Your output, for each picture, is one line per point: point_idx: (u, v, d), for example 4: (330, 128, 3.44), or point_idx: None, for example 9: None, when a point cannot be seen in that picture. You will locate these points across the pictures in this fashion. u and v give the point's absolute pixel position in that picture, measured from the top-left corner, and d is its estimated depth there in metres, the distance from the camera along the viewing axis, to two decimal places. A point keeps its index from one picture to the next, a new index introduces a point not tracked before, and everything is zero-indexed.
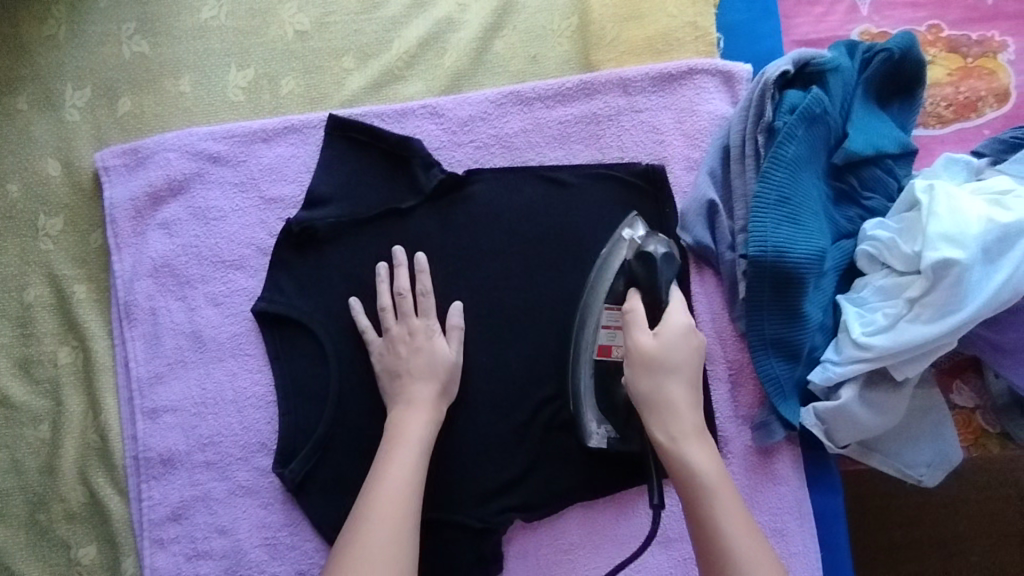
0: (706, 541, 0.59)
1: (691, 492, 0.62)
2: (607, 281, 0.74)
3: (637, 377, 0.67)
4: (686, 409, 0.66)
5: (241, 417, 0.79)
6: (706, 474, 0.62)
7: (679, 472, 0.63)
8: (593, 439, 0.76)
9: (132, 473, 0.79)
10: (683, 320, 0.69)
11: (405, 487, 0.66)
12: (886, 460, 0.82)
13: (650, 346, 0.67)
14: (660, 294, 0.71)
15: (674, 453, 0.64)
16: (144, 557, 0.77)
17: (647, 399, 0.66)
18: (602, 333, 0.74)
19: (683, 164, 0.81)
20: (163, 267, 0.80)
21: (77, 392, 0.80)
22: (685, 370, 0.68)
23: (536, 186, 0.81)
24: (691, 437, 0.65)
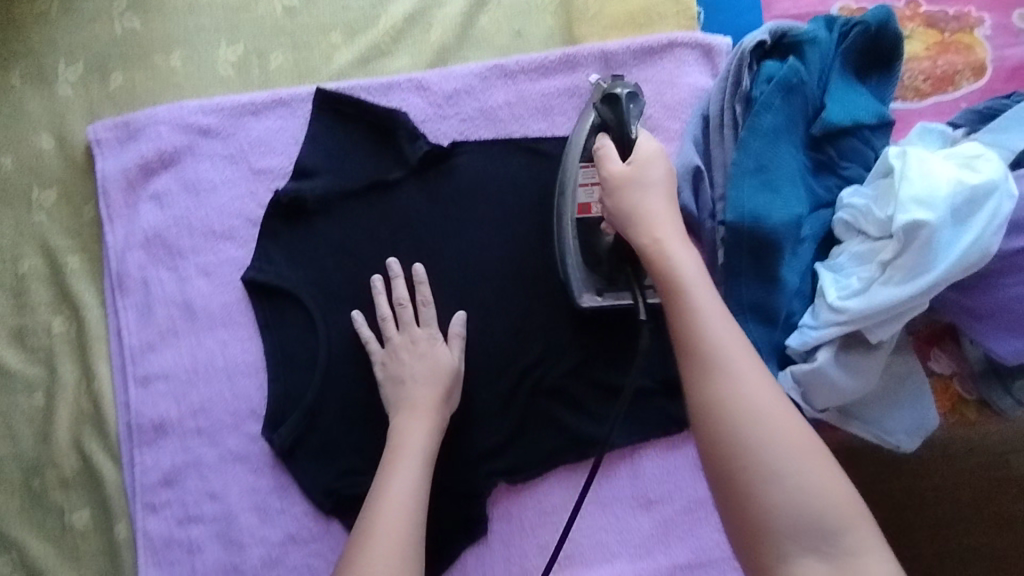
0: (687, 336, 0.56)
1: (667, 281, 0.59)
2: (580, 136, 0.75)
3: (614, 198, 0.65)
4: (666, 215, 0.63)
5: (232, 384, 0.81)
6: (685, 269, 0.59)
7: (659, 269, 0.60)
8: (584, 298, 0.76)
9: (124, 440, 0.80)
10: (654, 146, 0.67)
11: (410, 500, 0.65)
12: (863, 426, 0.84)
13: (625, 172, 0.66)
14: (630, 132, 0.70)
15: (655, 252, 0.61)
16: (136, 521, 0.79)
17: (625, 212, 0.64)
18: (580, 192, 0.75)
19: (664, 136, 0.83)
20: (154, 238, 0.82)
21: (70, 361, 0.81)
22: (659, 184, 0.65)
23: (520, 157, 0.83)
24: (674, 238, 0.62)
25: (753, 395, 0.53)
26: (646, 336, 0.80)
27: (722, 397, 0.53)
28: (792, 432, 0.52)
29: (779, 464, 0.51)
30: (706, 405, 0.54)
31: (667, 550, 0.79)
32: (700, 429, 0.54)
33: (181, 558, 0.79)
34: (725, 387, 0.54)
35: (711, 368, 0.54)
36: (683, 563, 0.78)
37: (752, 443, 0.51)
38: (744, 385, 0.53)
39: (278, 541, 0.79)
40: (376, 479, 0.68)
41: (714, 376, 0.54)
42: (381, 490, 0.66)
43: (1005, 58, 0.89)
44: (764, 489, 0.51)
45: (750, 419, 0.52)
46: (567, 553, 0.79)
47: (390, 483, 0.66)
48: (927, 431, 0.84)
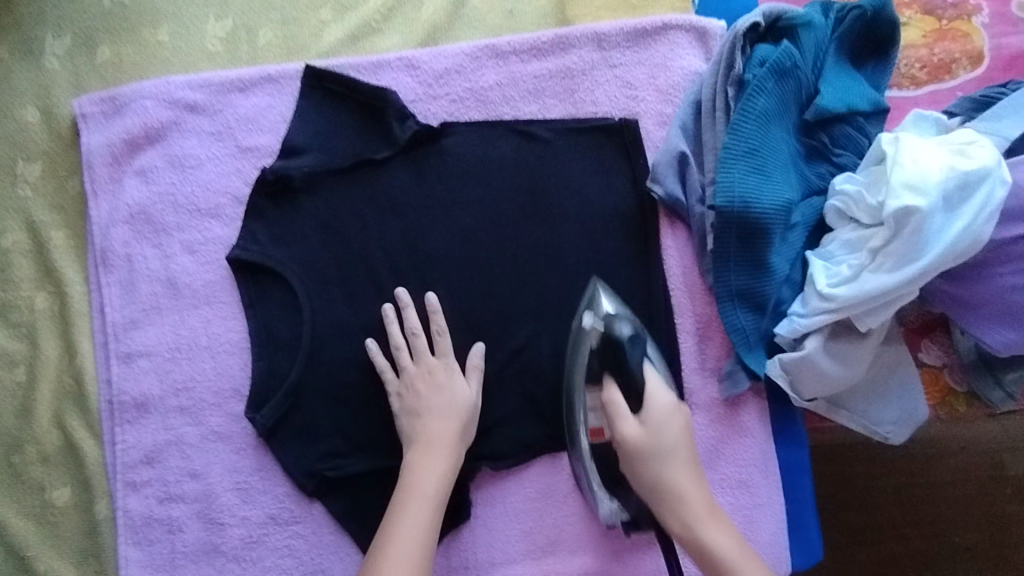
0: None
1: (716, 574, 0.64)
2: (582, 364, 0.73)
3: (640, 478, 0.69)
4: (695, 493, 0.68)
5: (215, 363, 0.80)
6: (727, 553, 0.65)
7: (704, 561, 0.65)
8: (604, 510, 0.74)
9: (107, 417, 0.80)
10: (666, 400, 0.70)
11: (417, 545, 0.66)
12: (852, 417, 0.83)
13: (639, 436, 0.68)
14: (633, 369, 0.70)
15: (692, 539, 0.66)
16: (117, 499, 0.79)
17: (657, 493, 0.68)
18: (591, 415, 0.73)
19: (656, 119, 0.82)
20: (139, 214, 0.81)
21: (53, 336, 0.81)
22: (681, 453, 0.69)
23: (510, 139, 0.82)
24: (708, 521, 0.66)
25: None
26: None
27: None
28: None
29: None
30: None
31: (651, 540, 0.78)
32: None
33: (161, 537, 0.78)
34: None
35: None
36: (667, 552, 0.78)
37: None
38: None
39: (259, 522, 0.78)
40: (386, 515, 0.69)
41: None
42: (390, 532, 0.67)
43: (1002, 47, 0.88)
44: None
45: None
46: (552, 539, 0.78)
47: (399, 525, 0.67)
48: (916, 423, 0.83)
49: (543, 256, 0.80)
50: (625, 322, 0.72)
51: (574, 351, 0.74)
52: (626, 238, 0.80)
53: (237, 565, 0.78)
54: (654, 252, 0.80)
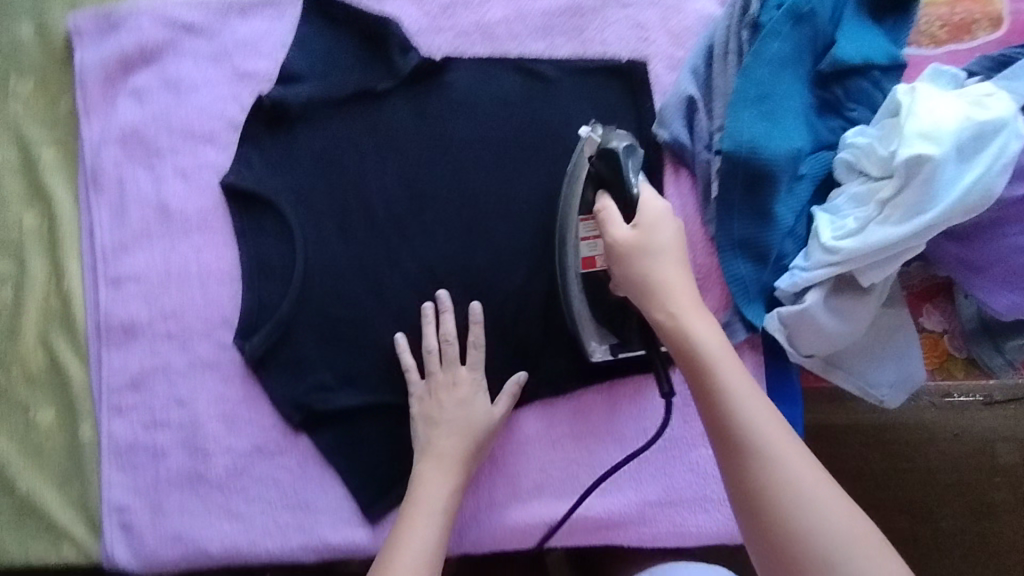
0: (710, 401, 0.55)
1: (692, 362, 0.56)
2: (579, 188, 0.71)
3: (623, 275, 0.62)
4: (680, 286, 0.60)
5: (204, 291, 0.79)
6: (707, 342, 0.56)
7: (681, 350, 0.57)
8: (595, 355, 0.74)
9: (93, 340, 0.79)
10: (660, 208, 0.64)
11: (425, 562, 0.62)
12: (848, 378, 0.82)
13: (628, 236, 0.62)
14: (631, 189, 0.65)
15: (672, 327, 0.58)
16: (102, 422, 0.78)
17: (638, 285, 0.61)
18: (583, 244, 0.71)
19: (666, 63, 0.80)
20: (131, 135, 0.79)
21: (40, 256, 0.79)
22: (671, 254, 0.62)
23: (513, 77, 0.80)
24: (692, 313, 0.59)
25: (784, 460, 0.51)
26: None
27: (764, 484, 0.51)
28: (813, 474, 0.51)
29: (815, 516, 0.49)
30: (748, 494, 0.51)
31: (638, 487, 0.78)
32: (733, 484, 0.52)
33: (145, 463, 0.78)
34: (755, 430, 0.52)
35: (732, 424, 0.53)
36: (654, 502, 0.77)
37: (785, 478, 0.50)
38: (768, 437, 0.52)
39: (244, 452, 0.78)
40: (393, 528, 0.66)
41: (738, 428, 0.53)
42: (394, 545, 0.64)
43: None
44: (794, 518, 0.49)
45: (783, 470, 0.51)
46: (539, 484, 0.78)
47: (406, 541, 0.64)
48: (913, 387, 0.82)
49: (543, 197, 0.78)
50: (621, 136, 0.69)
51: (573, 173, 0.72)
52: None
53: (221, 494, 0.78)
54: None
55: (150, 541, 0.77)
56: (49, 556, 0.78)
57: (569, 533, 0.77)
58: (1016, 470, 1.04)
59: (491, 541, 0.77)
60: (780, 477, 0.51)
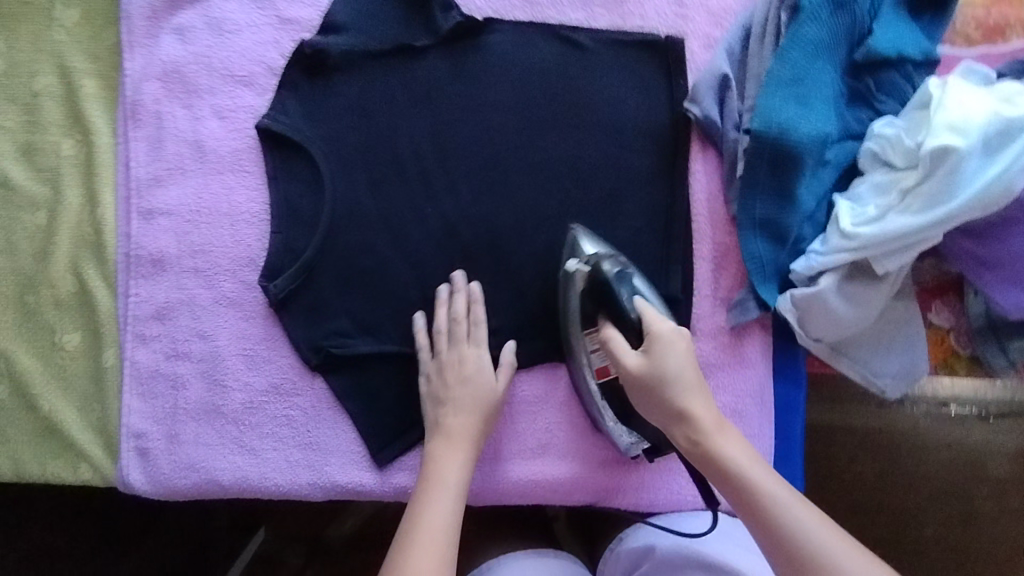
0: (775, 537, 0.55)
1: (739, 491, 0.57)
2: (575, 303, 0.74)
3: (651, 407, 0.63)
4: (707, 409, 0.61)
5: (233, 231, 0.80)
6: (747, 469, 0.58)
7: (724, 480, 0.58)
8: (629, 449, 0.76)
9: (122, 269, 0.81)
10: (667, 329, 0.63)
11: (443, 529, 0.62)
12: (852, 366, 0.83)
13: (639, 367, 0.62)
14: (628, 309, 0.66)
15: (706, 456, 0.59)
16: (126, 349, 0.80)
17: (670, 415, 0.61)
18: (596, 356, 0.73)
19: (703, 42, 0.81)
20: (172, 72, 0.81)
21: (76, 184, 0.82)
22: (690, 377, 0.62)
23: (550, 44, 0.81)
24: (725, 438, 0.60)
25: (856, 574, 0.52)
26: (650, 243, 0.79)
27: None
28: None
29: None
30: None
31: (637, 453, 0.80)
32: None
33: (164, 392, 0.80)
34: (829, 565, 0.53)
35: (806, 562, 0.53)
36: (654, 468, 0.80)
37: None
38: (833, 554, 0.53)
39: (261, 390, 0.80)
40: (409, 506, 0.66)
41: (811, 567, 0.53)
42: (414, 515, 0.64)
43: None
44: None
45: None
46: (542, 442, 0.80)
47: (423, 511, 0.64)
48: (915, 379, 0.84)
49: (571, 165, 0.80)
50: (609, 260, 0.71)
51: (564, 299, 0.75)
52: (654, 158, 0.80)
53: (235, 428, 0.80)
54: (681, 174, 0.80)
55: (164, 467, 0.80)
56: (66, 474, 0.80)
57: (569, 491, 0.80)
58: (996, 485, 1.06)
59: (491, 493, 0.79)
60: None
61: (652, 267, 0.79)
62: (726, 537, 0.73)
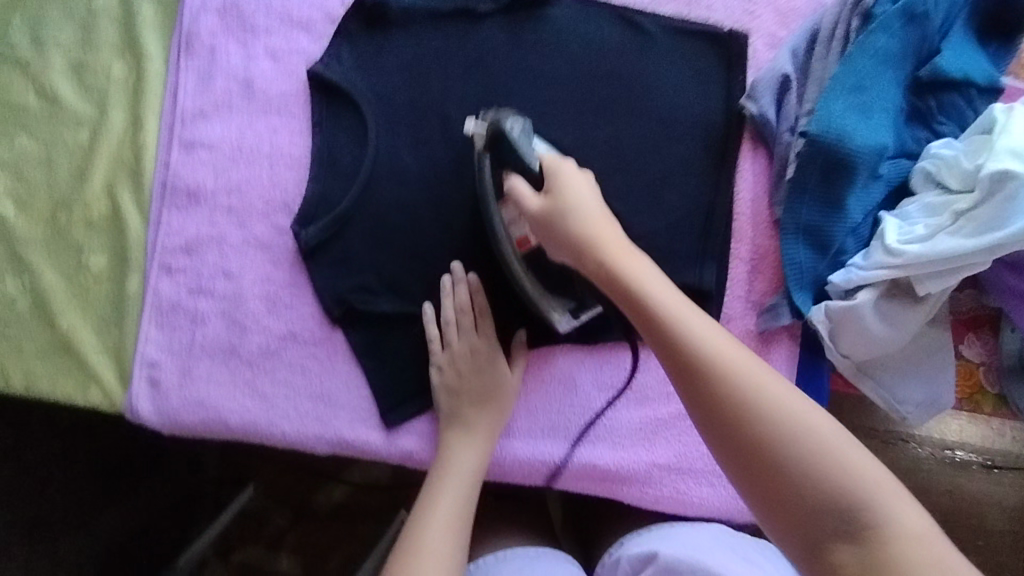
0: (674, 348, 0.53)
1: (632, 303, 0.57)
2: (485, 172, 0.73)
3: (554, 242, 0.64)
4: (608, 232, 0.62)
5: (272, 173, 0.80)
6: (644, 280, 0.57)
7: (619, 294, 0.58)
8: (563, 325, 0.74)
9: (157, 198, 0.80)
10: (566, 170, 0.66)
11: (454, 519, 0.66)
12: (876, 388, 0.81)
13: (540, 206, 0.65)
14: (529, 158, 0.69)
15: (604, 273, 0.59)
16: (150, 278, 0.80)
17: (572, 244, 0.62)
18: (513, 227, 0.72)
19: (767, 41, 0.79)
20: (231, 9, 0.81)
21: (122, 109, 0.81)
22: (591, 208, 0.63)
23: (611, 25, 0.80)
24: (624, 253, 0.60)
25: (742, 368, 0.51)
26: (688, 237, 0.78)
27: (748, 422, 0.50)
28: (768, 376, 0.51)
29: (812, 440, 0.48)
30: (744, 439, 0.50)
31: (649, 448, 0.78)
32: (705, 408, 0.52)
33: (183, 325, 0.80)
34: (720, 363, 0.52)
35: (710, 371, 0.51)
36: (664, 465, 0.78)
37: (770, 410, 0.49)
38: (719, 352, 0.52)
39: (279, 335, 0.79)
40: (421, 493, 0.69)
41: (703, 363, 0.52)
42: (428, 505, 0.67)
43: None
44: (765, 428, 0.49)
45: (743, 380, 0.51)
46: (555, 424, 0.79)
47: (437, 500, 0.67)
48: (939, 408, 0.81)
49: (616, 148, 0.79)
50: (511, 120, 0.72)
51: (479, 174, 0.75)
52: (703, 152, 0.79)
53: (249, 370, 0.80)
54: (728, 172, 0.78)
55: (173, 401, 0.79)
56: (76, 395, 0.80)
57: (576, 477, 0.78)
58: (996, 538, 1.08)
59: (500, 469, 0.78)
60: (762, 405, 0.50)
61: (687, 260, 0.78)
62: (726, 549, 0.70)
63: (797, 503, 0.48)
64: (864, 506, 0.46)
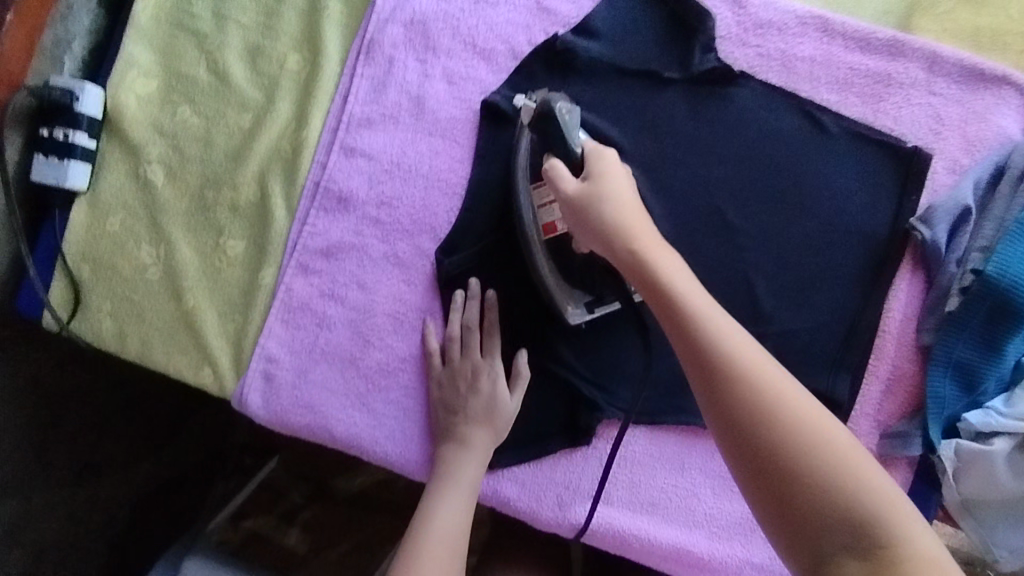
0: (694, 344, 0.57)
1: (658, 298, 0.59)
2: (523, 157, 0.76)
3: (589, 231, 0.65)
4: (640, 221, 0.63)
5: (425, 195, 0.80)
6: (673, 277, 0.60)
7: (646, 284, 0.60)
8: (574, 316, 0.75)
9: (308, 196, 0.80)
10: (606, 158, 0.67)
11: (448, 538, 0.69)
12: (977, 530, 0.74)
13: (578, 192, 0.65)
14: (573, 147, 0.69)
15: (634, 260, 0.61)
16: (284, 275, 0.80)
17: (602, 233, 0.63)
18: (543, 212, 0.75)
19: (948, 164, 0.77)
20: (417, 24, 0.81)
21: (290, 101, 0.82)
22: (626, 199, 0.65)
23: (793, 118, 0.78)
24: (656, 245, 0.62)
25: (757, 371, 0.56)
26: (829, 343, 0.77)
27: (769, 433, 0.54)
28: (778, 386, 0.56)
29: (823, 451, 0.53)
30: (751, 439, 0.55)
31: (745, 546, 0.77)
32: (720, 410, 0.56)
33: (308, 327, 0.79)
34: (773, 405, 0.55)
35: (726, 374, 0.56)
36: (757, 564, 0.77)
37: (814, 445, 0.54)
38: (738, 356, 0.56)
39: (399, 356, 0.79)
40: (420, 503, 0.72)
41: (724, 367, 0.56)
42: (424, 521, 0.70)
43: None
44: (776, 431, 0.54)
45: (753, 380, 0.56)
46: (660, 503, 0.77)
47: (432, 518, 0.70)
48: None
49: (773, 240, 0.77)
50: (555, 98, 0.72)
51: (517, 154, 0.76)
52: (859, 265, 0.77)
53: (364, 384, 0.78)
54: (883, 288, 0.77)
55: (284, 399, 0.79)
56: (188, 373, 0.80)
57: (666, 560, 0.77)
58: None
59: (608, 547, 0.78)
60: (780, 421, 0.54)
61: (821, 366, 0.77)
62: None
63: (810, 521, 0.52)
64: (880, 538, 0.51)
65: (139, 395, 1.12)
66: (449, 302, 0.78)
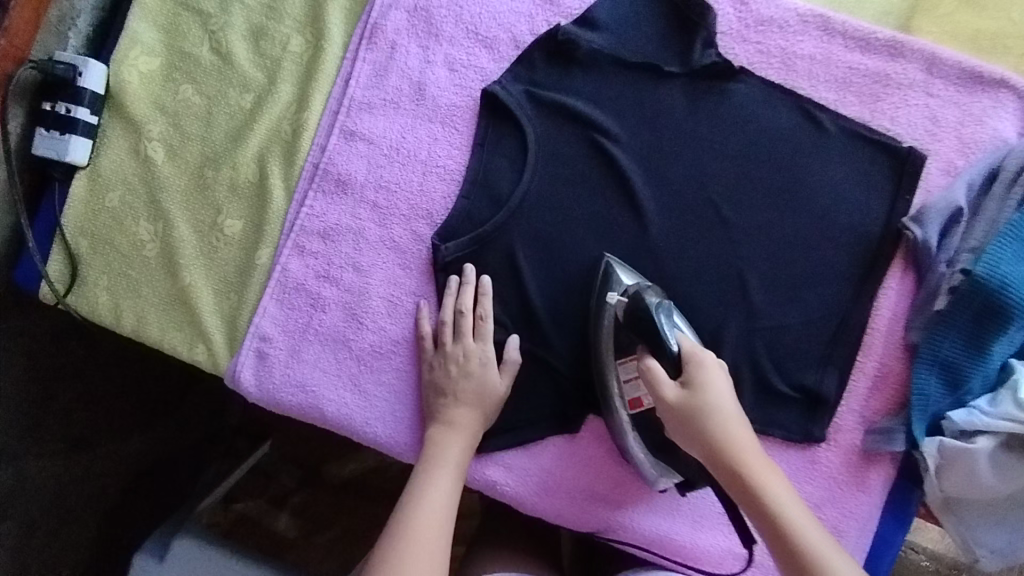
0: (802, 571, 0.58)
1: (768, 519, 0.61)
2: (607, 338, 0.75)
3: (693, 441, 0.65)
4: (751, 440, 0.64)
5: (422, 180, 0.80)
6: (783, 502, 0.61)
7: (754, 503, 0.62)
8: (659, 483, 0.76)
9: (306, 178, 0.81)
10: (710, 367, 0.66)
11: (433, 517, 0.69)
12: (957, 528, 0.74)
13: (679, 402, 0.65)
14: (670, 347, 0.68)
15: (742, 478, 0.62)
16: (280, 256, 0.80)
17: (710, 449, 0.64)
18: (628, 389, 0.74)
19: (942, 166, 0.78)
20: (421, 11, 0.82)
21: (291, 83, 0.82)
22: (734, 410, 0.65)
23: (790, 114, 0.79)
24: (766, 465, 0.63)
25: None
26: (819, 340, 0.78)
27: None
28: None
29: None
30: None
31: (728, 536, 0.78)
32: None
33: (303, 307, 0.80)
34: None
35: None
36: (738, 553, 0.77)
37: None
38: None
39: (391, 339, 0.79)
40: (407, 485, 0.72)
41: None
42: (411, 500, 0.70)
43: None
44: None
45: None
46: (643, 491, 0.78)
47: (419, 498, 0.70)
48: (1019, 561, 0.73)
49: (767, 236, 0.78)
50: (643, 293, 0.73)
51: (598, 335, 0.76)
52: (852, 263, 0.78)
53: (356, 365, 0.79)
54: (874, 287, 0.78)
55: (276, 377, 0.79)
56: (182, 349, 0.81)
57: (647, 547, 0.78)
58: None
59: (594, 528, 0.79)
60: None
61: (809, 362, 0.77)
62: None
63: None
64: None
65: (134, 375, 1.12)
66: (442, 287, 0.79)
